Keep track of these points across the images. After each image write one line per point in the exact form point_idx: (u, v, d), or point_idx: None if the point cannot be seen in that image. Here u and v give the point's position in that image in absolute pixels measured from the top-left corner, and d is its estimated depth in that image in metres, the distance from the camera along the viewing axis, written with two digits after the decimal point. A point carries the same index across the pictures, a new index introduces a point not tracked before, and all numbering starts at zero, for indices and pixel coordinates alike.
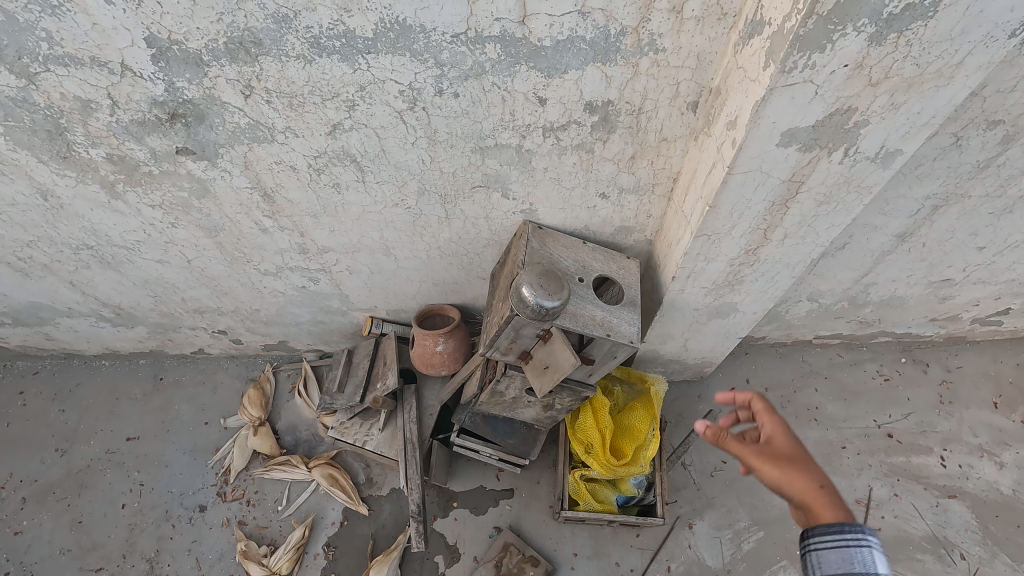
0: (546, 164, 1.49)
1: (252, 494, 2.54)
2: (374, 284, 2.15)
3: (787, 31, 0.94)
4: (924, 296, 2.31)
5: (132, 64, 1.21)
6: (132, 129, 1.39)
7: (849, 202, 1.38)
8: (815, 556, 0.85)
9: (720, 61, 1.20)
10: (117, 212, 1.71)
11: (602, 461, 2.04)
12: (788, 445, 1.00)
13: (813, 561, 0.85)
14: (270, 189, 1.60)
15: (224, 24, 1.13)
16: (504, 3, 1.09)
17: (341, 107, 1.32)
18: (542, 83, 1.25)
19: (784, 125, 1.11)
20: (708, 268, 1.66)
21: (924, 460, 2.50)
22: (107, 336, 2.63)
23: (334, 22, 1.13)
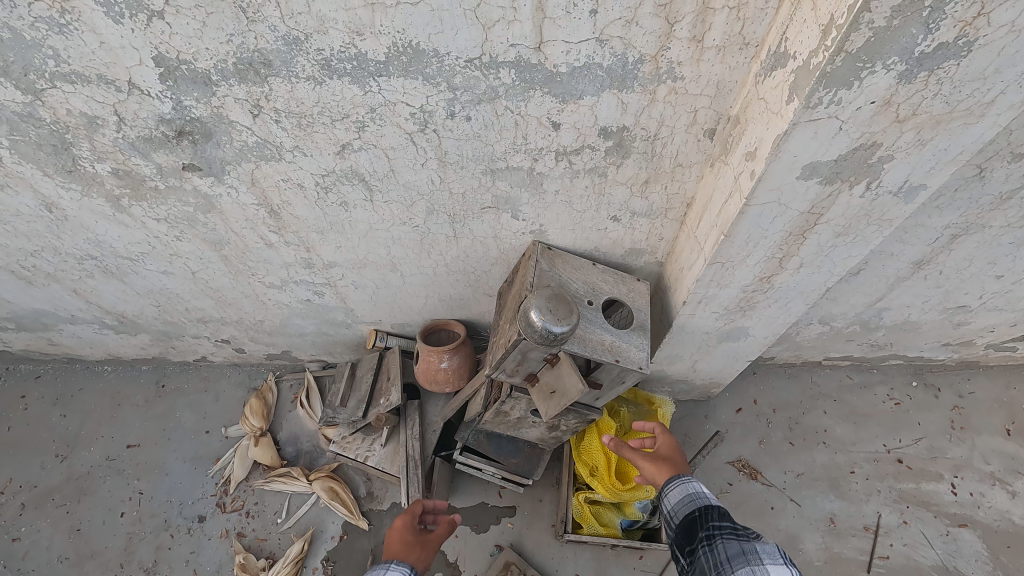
0: (557, 187, 1.47)
1: (252, 505, 2.52)
2: (379, 298, 2.13)
3: (814, 66, 0.91)
4: (937, 322, 2.27)
5: (139, 82, 1.18)
6: (139, 146, 1.37)
7: (868, 234, 1.34)
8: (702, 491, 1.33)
9: (739, 91, 1.17)
10: (122, 224, 1.69)
11: (607, 484, 2.01)
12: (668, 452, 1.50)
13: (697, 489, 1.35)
14: (276, 206, 1.58)
15: (233, 45, 1.09)
16: (520, 29, 1.06)
17: (351, 128, 1.29)
18: (556, 108, 1.22)
19: (805, 159, 1.08)
20: (719, 293, 1.63)
21: (934, 487, 2.45)
22: (109, 342, 2.61)
23: (345, 45, 1.09)
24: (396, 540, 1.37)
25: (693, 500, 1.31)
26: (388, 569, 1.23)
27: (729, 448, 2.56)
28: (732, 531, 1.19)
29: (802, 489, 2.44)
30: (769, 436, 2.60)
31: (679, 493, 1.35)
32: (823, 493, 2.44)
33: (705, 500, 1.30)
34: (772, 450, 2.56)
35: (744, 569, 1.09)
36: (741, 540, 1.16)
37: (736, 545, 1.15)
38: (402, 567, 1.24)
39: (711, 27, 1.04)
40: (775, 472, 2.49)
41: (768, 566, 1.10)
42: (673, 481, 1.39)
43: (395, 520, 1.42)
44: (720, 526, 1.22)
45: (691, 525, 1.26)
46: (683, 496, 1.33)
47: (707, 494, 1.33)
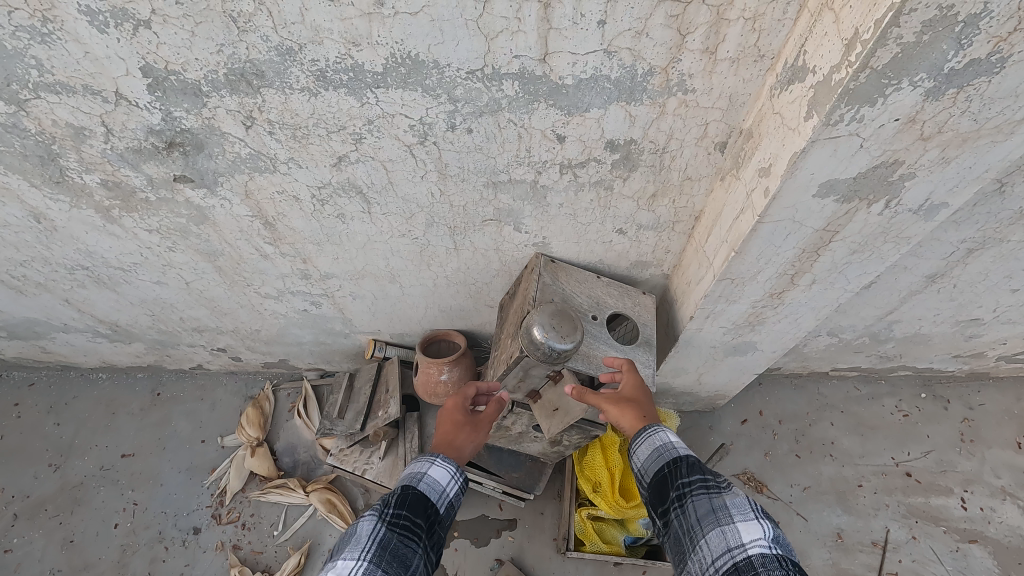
0: (561, 200, 1.42)
1: (247, 517, 2.48)
2: (378, 309, 2.08)
3: (835, 83, 0.85)
4: (949, 334, 2.22)
5: (127, 92, 1.13)
6: (128, 157, 1.32)
7: (884, 251, 1.30)
8: (670, 443, 1.20)
9: (753, 103, 1.12)
10: (113, 235, 1.65)
11: (610, 501, 1.96)
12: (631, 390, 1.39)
13: (664, 441, 1.21)
14: (271, 217, 1.53)
15: (224, 55, 1.04)
16: (525, 39, 1.01)
17: (348, 140, 1.24)
18: (562, 121, 1.17)
19: (823, 177, 1.03)
20: (728, 309, 1.58)
21: (943, 501, 2.40)
22: (103, 350, 2.57)
23: (341, 56, 1.04)
24: (446, 422, 1.40)
25: (661, 454, 1.20)
26: (431, 465, 1.17)
27: (735, 461, 2.51)
28: (703, 487, 1.08)
29: (809, 503, 2.40)
30: (775, 448, 2.55)
31: (646, 449, 1.23)
32: (830, 507, 2.39)
33: (674, 452, 1.18)
34: (778, 462, 2.51)
35: (715, 532, 1.00)
36: (712, 496, 1.05)
37: (706, 504, 1.04)
38: (446, 464, 1.19)
39: (725, 38, 0.99)
40: (781, 485, 2.44)
41: (740, 523, 0.99)
42: (640, 434, 1.27)
43: (446, 405, 1.44)
44: (689, 481, 1.11)
45: (661, 485, 1.15)
46: (652, 451, 1.22)
47: (677, 442, 1.21)
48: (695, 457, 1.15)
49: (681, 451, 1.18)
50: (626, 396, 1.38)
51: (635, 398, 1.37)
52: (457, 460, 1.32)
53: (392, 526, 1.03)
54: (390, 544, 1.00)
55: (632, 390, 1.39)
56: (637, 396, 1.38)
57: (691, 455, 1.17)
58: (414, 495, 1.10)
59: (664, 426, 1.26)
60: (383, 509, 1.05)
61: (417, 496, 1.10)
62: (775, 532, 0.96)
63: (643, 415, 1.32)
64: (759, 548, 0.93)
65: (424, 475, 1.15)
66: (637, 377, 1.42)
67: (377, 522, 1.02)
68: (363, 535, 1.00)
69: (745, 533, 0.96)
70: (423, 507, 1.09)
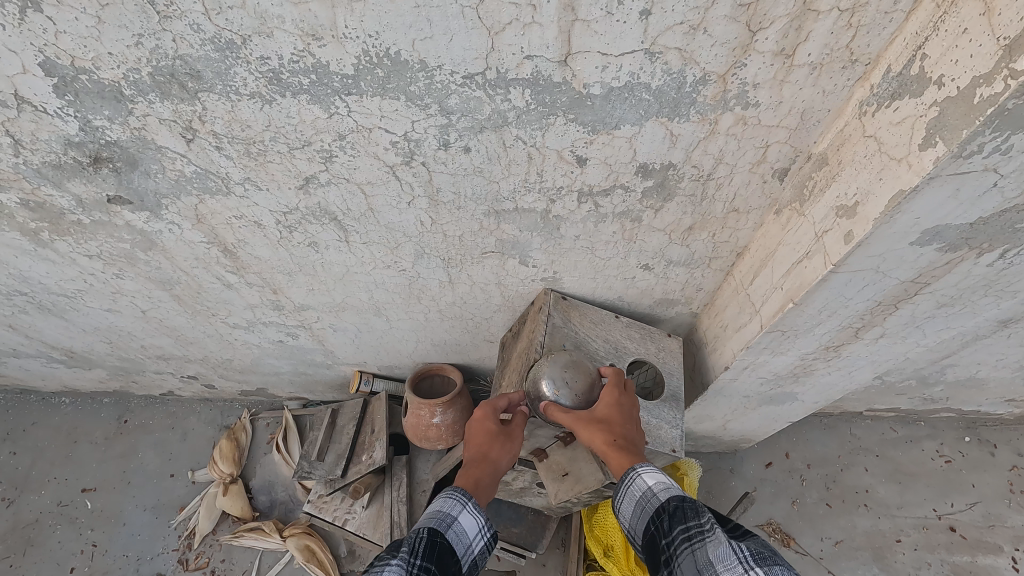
0: (577, 232, 1.17)
1: (217, 563, 2.25)
2: (362, 341, 1.83)
3: (982, 100, 0.61)
4: (1007, 379, 1.96)
5: (29, 95, 0.89)
6: (48, 174, 1.08)
7: (980, 305, 1.04)
8: (651, 489, 0.95)
9: (831, 122, 0.87)
10: (48, 260, 1.40)
11: (622, 568, 1.70)
12: (605, 408, 1.11)
13: (643, 488, 0.96)
14: (230, 244, 1.29)
15: (145, 50, 0.80)
16: (540, 35, 0.76)
17: (314, 159, 1.00)
18: (584, 139, 0.92)
19: (930, 221, 0.78)
20: (771, 360, 1.33)
21: (992, 561, 2.13)
22: (62, 375, 2.33)
23: (299, 52, 0.80)
24: (474, 430, 1.15)
25: (644, 508, 0.95)
26: (461, 511, 0.97)
27: (759, 510, 2.26)
28: (685, 542, 0.85)
29: (841, 560, 2.15)
30: (803, 496, 2.30)
31: (627, 501, 0.98)
32: (865, 565, 2.13)
33: (655, 502, 0.93)
34: (807, 512, 2.26)
35: None
36: (695, 553, 0.82)
37: (691, 566, 0.81)
38: (476, 514, 0.99)
39: (809, 36, 0.74)
40: (810, 539, 2.19)
41: None
42: (617, 484, 1.01)
43: (476, 409, 1.19)
44: (672, 538, 0.87)
45: (649, 548, 0.91)
46: (634, 507, 0.97)
47: (658, 484, 0.96)
48: (674, 500, 0.91)
49: (661, 498, 0.93)
50: (599, 417, 1.10)
51: (610, 420, 1.09)
52: (493, 476, 1.09)
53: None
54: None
55: (608, 409, 1.11)
56: (612, 416, 1.10)
57: (672, 497, 0.92)
58: (443, 547, 0.90)
59: (641, 465, 0.99)
60: (410, 560, 0.85)
61: (445, 551, 0.90)
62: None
63: (614, 438, 1.05)
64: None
65: (453, 522, 0.95)
66: (620, 389, 1.14)
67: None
68: None
69: None
70: (449, 568, 0.89)
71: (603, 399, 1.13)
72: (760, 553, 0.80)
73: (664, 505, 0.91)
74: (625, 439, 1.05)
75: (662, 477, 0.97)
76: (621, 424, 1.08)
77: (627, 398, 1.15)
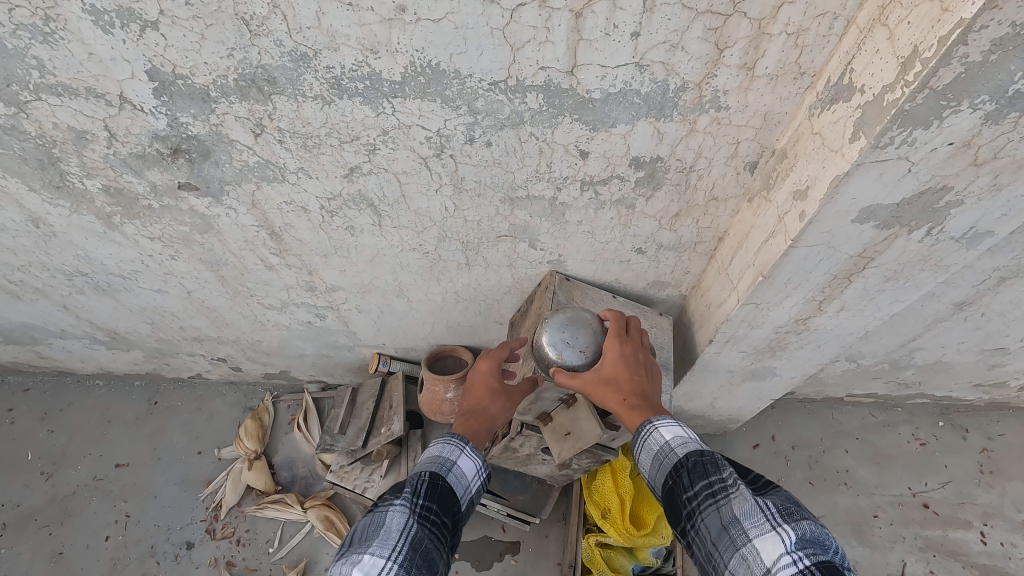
0: (580, 217, 1.36)
1: (243, 533, 2.43)
2: (384, 323, 2.03)
3: (889, 104, 0.79)
4: (972, 363, 2.15)
5: (131, 96, 1.08)
6: (131, 163, 1.27)
7: (921, 279, 1.23)
8: (670, 447, 1.09)
9: (789, 123, 1.06)
10: (114, 242, 1.60)
11: (620, 528, 1.87)
12: (611, 368, 1.23)
13: (663, 445, 1.11)
14: (277, 228, 1.48)
15: (235, 60, 0.99)
16: (552, 51, 0.95)
17: (360, 151, 1.19)
18: (586, 136, 1.11)
19: (864, 201, 0.97)
20: (750, 334, 1.52)
21: (962, 535, 2.31)
22: (101, 357, 2.51)
23: (358, 63, 0.99)
24: (478, 386, 1.31)
25: (663, 462, 1.10)
26: (460, 455, 1.12)
27: None
28: (710, 498, 0.98)
29: None
30: (788, 476, 2.47)
31: (648, 458, 1.13)
32: (844, 538, 2.31)
33: (674, 458, 1.08)
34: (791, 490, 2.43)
35: (735, 559, 0.91)
36: (721, 509, 0.96)
37: (716, 520, 0.95)
38: (474, 457, 1.15)
39: (765, 54, 0.93)
40: None
41: (759, 541, 0.89)
42: (637, 438, 1.15)
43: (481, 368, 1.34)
44: (695, 492, 1.01)
45: (670, 500, 1.06)
46: (654, 460, 1.11)
47: (675, 440, 1.10)
48: (694, 457, 1.05)
49: (682, 458, 1.07)
50: (607, 376, 1.22)
51: (617, 378, 1.21)
52: (490, 428, 1.25)
53: (422, 522, 0.98)
54: (420, 544, 0.94)
55: (614, 367, 1.22)
56: (617, 373, 1.22)
57: (691, 453, 1.06)
58: (443, 489, 1.05)
59: (658, 419, 1.14)
60: (413, 500, 1.00)
61: (445, 492, 1.05)
62: (798, 539, 0.87)
63: (625, 395, 1.19)
64: (784, 571, 0.84)
65: (452, 466, 1.10)
66: (619, 344, 1.26)
67: (408, 516, 0.97)
68: (394, 528, 0.94)
69: (767, 556, 0.87)
70: (450, 505, 1.05)
71: (608, 359, 1.24)
72: (788, 510, 0.92)
73: (685, 462, 1.05)
74: (634, 392, 1.18)
75: (678, 433, 1.11)
76: (627, 379, 1.20)
77: (629, 351, 1.25)
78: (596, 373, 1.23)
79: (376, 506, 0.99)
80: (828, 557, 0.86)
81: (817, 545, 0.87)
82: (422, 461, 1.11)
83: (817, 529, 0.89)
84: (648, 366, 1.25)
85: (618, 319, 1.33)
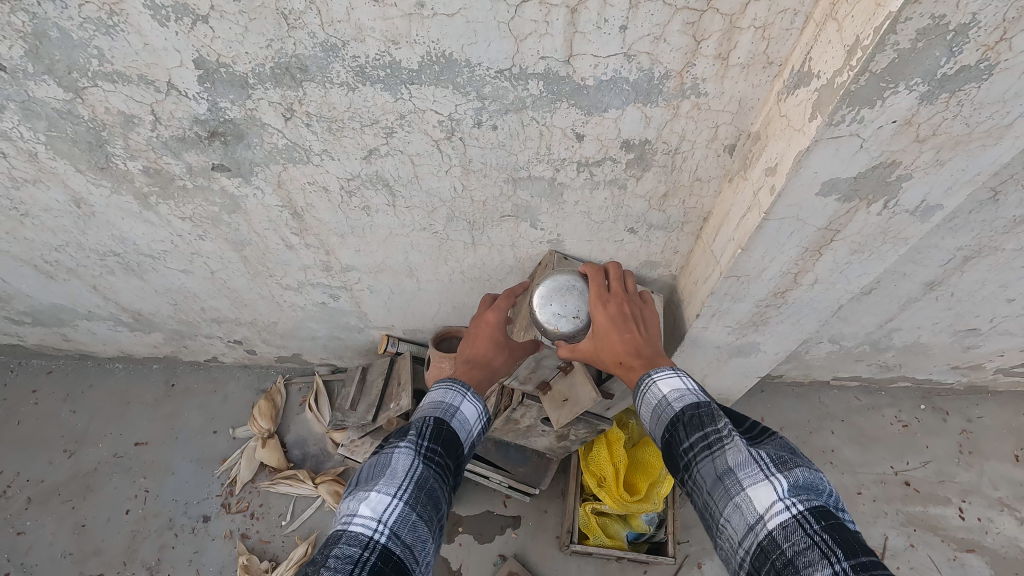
0: (577, 198, 1.50)
1: (257, 507, 2.56)
2: (393, 303, 2.16)
3: (838, 85, 0.93)
4: (947, 345, 2.28)
5: (178, 83, 1.22)
6: (171, 145, 1.40)
7: (884, 251, 1.36)
8: (665, 401, 1.11)
9: (761, 108, 1.20)
10: (148, 222, 1.73)
11: (614, 495, 2.01)
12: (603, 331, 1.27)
13: (659, 401, 1.12)
14: (300, 208, 1.61)
15: (273, 50, 1.13)
16: (551, 42, 1.09)
17: (379, 134, 1.33)
18: (582, 120, 1.25)
19: (825, 175, 1.10)
20: (733, 308, 1.64)
21: (941, 510, 2.44)
22: (122, 339, 2.65)
23: (381, 53, 1.13)
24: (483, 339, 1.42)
25: (660, 416, 1.12)
26: (463, 401, 1.17)
27: None
28: (706, 450, 1.01)
29: None
30: None
31: (646, 413, 1.15)
32: None
33: (671, 411, 1.09)
34: None
35: (730, 507, 0.94)
36: (715, 460, 0.99)
37: (712, 471, 0.98)
38: (476, 402, 1.20)
39: (737, 45, 1.07)
40: None
41: (752, 490, 0.93)
42: (636, 393, 1.18)
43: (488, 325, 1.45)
44: (691, 444, 1.03)
45: (668, 452, 1.09)
46: (652, 414, 1.13)
47: (672, 394, 1.11)
48: (690, 410, 1.07)
49: (679, 412, 1.08)
50: (601, 340, 1.27)
51: (611, 340, 1.25)
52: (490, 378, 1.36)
53: (427, 462, 1.03)
54: (426, 483, 1.00)
55: (606, 330, 1.26)
56: (610, 334, 1.26)
57: (687, 407, 1.08)
58: (447, 432, 1.10)
59: (655, 373, 1.16)
60: (418, 442, 1.05)
61: (450, 435, 1.10)
62: (790, 488, 0.91)
63: (620, 354, 1.23)
64: (777, 517, 0.88)
65: (456, 412, 1.15)
66: (606, 306, 1.31)
67: (414, 457, 1.02)
68: (400, 469, 0.99)
69: (760, 504, 0.91)
70: (454, 446, 1.10)
71: (599, 323, 1.29)
72: (781, 460, 0.96)
73: (682, 415, 1.07)
74: (627, 350, 1.23)
75: (675, 386, 1.12)
76: (619, 339, 1.24)
77: (617, 312, 1.30)
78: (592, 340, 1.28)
79: (383, 449, 1.04)
80: (821, 501, 0.91)
81: (809, 491, 0.91)
82: (426, 406, 1.15)
83: (811, 476, 0.94)
84: (637, 317, 1.32)
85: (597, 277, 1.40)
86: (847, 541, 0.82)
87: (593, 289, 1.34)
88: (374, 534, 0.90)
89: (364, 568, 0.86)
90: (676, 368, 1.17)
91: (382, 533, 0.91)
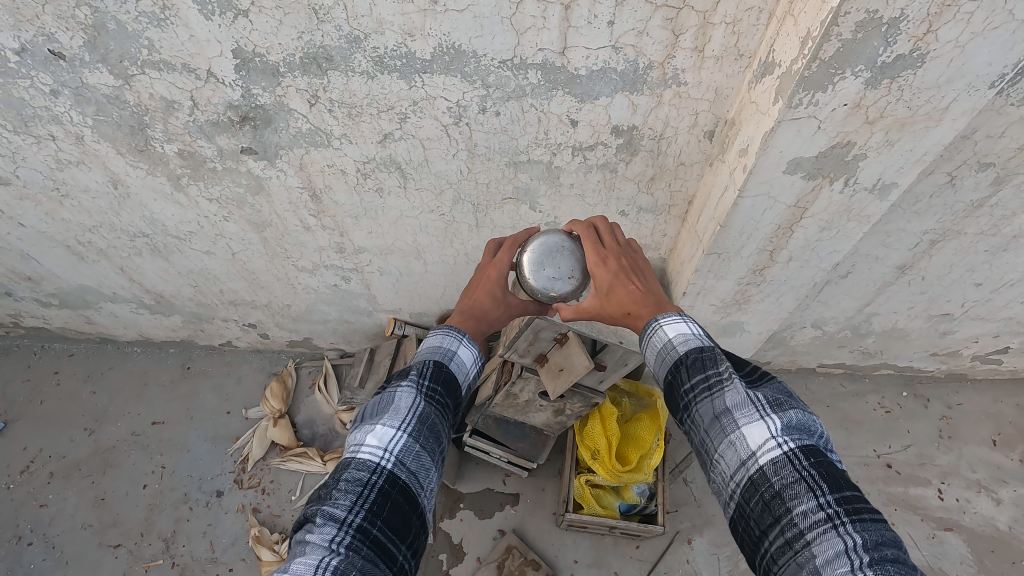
0: (572, 180, 1.64)
1: (268, 483, 2.68)
2: (401, 286, 2.30)
3: (794, 72, 1.07)
4: (925, 330, 2.42)
5: (217, 71, 1.37)
6: (206, 129, 1.55)
7: (849, 229, 1.51)
8: (671, 345, 1.08)
9: (735, 96, 1.35)
10: (178, 203, 1.88)
11: (607, 466, 2.14)
12: (607, 285, 1.27)
13: (666, 345, 1.09)
14: (319, 189, 1.76)
15: (303, 41, 1.28)
16: (548, 35, 1.24)
17: (394, 119, 1.48)
18: (575, 107, 1.40)
19: (790, 155, 1.24)
20: (716, 286, 1.78)
21: (921, 491, 2.55)
22: (142, 321, 2.79)
23: (397, 45, 1.28)
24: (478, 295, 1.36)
25: (665, 358, 1.08)
26: (459, 345, 1.17)
27: None
28: (706, 391, 0.99)
29: None
30: None
31: (652, 355, 1.12)
32: None
33: (675, 355, 1.06)
34: None
35: (725, 444, 0.93)
36: (714, 400, 0.97)
37: (710, 410, 0.97)
38: (472, 346, 1.20)
39: (710, 39, 1.22)
40: None
41: (747, 428, 0.91)
42: (643, 337, 1.15)
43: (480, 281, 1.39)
44: (692, 385, 1.01)
45: (669, 393, 1.07)
46: (657, 356, 1.11)
47: (677, 338, 1.08)
48: (694, 353, 1.03)
49: (686, 355, 1.04)
50: (607, 295, 1.26)
51: (617, 295, 1.25)
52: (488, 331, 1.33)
53: (428, 400, 1.06)
54: (428, 419, 1.03)
55: (611, 285, 1.26)
56: (613, 290, 1.26)
57: (691, 350, 1.05)
58: (446, 374, 1.11)
59: (662, 318, 1.12)
60: (418, 381, 1.07)
61: (450, 377, 1.12)
62: (785, 428, 0.89)
63: (628, 307, 1.24)
64: (770, 454, 0.87)
65: (454, 355, 1.15)
66: (605, 262, 1.31)
67: (416, 395, 1.05)
68: (403, 406, 1.03)
69: (754, 441, 0.90)
70: (453, 389, 1.11)
71: (602, 279, 1.28)
72: (776, 400, 0.93)
73: (688, 357, 1.04)
74: (634, 303, 1.23)
75: (681, 331, 1.09)
76: (626, 292, 1.24)
77: (618, 267, 1.30)
78: (595, 296, 1.28)
79: (386, 388, 1.07)
80: (813, 441, 0.90)
81: (803, 431, 0.90)
82: (425, 350, 1.16)
83: (804, 417, 0.92)
84: (636, 269, 1.32)
85: (589, 232, 1.38)
86: (833, 476, 0.83)
87: (590, 245, 1.32)
88: (381, 461, 0.95)
89: (372, 489, 0.91)
90: (683, 313, 1.13)
91: (388, 460, 0.95)
